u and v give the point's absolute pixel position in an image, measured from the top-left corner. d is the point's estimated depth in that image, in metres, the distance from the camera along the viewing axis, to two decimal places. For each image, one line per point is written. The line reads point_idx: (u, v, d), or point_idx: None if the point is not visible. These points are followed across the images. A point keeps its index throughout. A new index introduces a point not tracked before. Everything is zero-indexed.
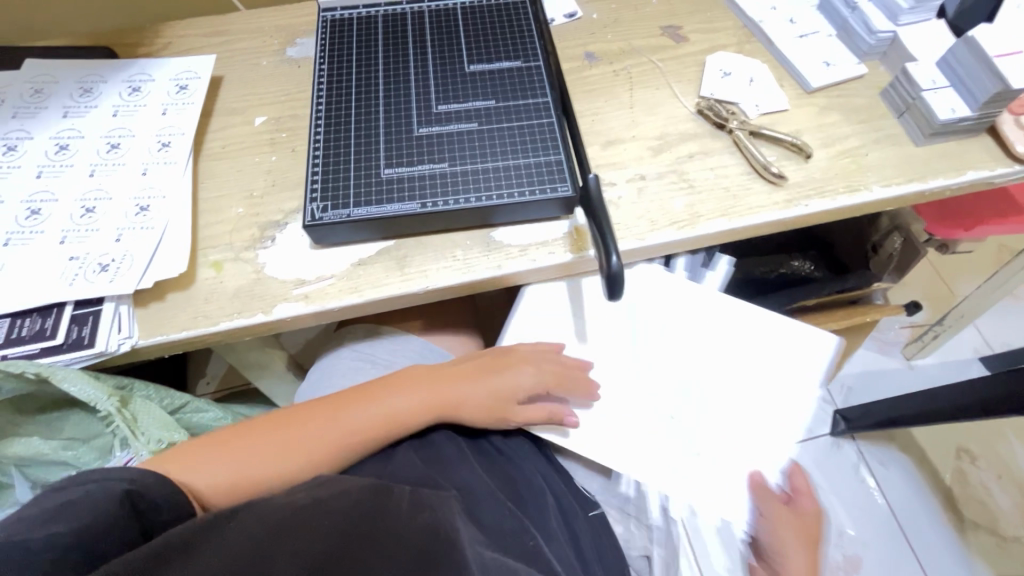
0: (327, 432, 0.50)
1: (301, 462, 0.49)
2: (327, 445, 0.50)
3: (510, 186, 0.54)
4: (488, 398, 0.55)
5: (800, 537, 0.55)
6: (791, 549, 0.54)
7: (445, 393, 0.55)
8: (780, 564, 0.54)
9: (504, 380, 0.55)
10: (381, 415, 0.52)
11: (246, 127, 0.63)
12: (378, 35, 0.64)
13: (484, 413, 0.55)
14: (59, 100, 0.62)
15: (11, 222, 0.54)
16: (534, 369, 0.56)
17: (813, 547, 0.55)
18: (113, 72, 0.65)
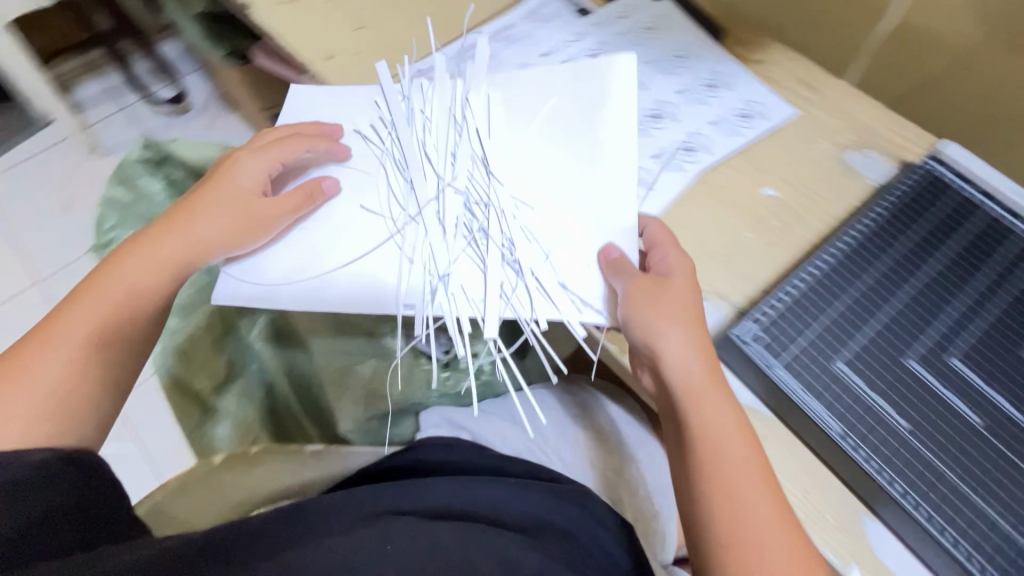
0: (58, 337, 0.47)
1: (72, 360, 0.46)
2: (130, 300, 0.49)
3: (947, 519, 0.40)
4: (226, 205, 0.53)
5: (671, 304, 0.46)
6: (714, 404, 0.43)
7: (200, 219, 0.52)
8: (675, 381, 0.44)
9: (225, 183, 0.54)
10: (117, 287, 0.49)
11: (749, 188, 0.58)
12: (960, 232, 0.52)
13: (246, 218, 0.52)
14: (655, 47, 0.65)
15: None
16: (247, 158, 0.55)
17: (683, 290, 0.47)
18: (710, 58, 0.65)
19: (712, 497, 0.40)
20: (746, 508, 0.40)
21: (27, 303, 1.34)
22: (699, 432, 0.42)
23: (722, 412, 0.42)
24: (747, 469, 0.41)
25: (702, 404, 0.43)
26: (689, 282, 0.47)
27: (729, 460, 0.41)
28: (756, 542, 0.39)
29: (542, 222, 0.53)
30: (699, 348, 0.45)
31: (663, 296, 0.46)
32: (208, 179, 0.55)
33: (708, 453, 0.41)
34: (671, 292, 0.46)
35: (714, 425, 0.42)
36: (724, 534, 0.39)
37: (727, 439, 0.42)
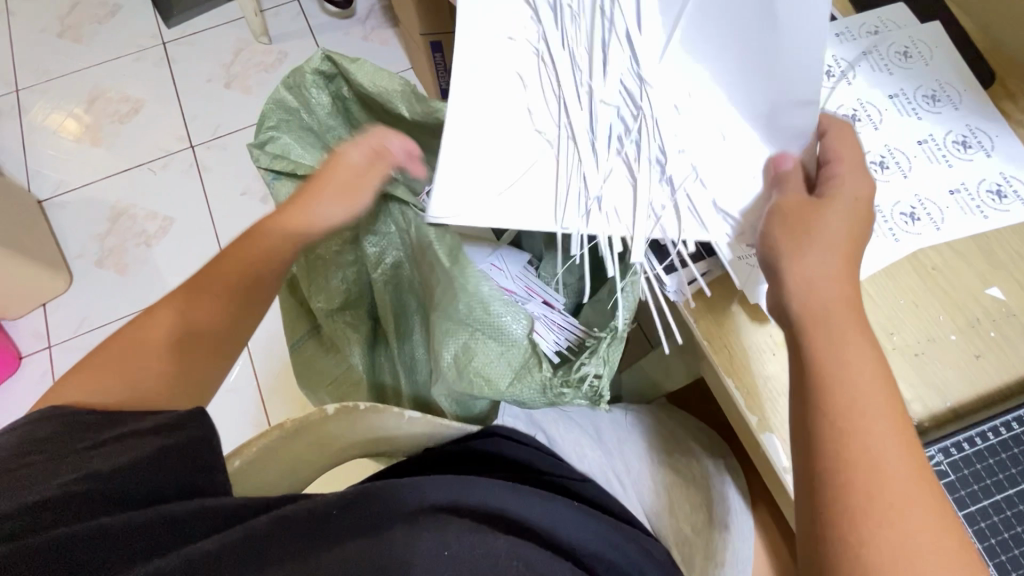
0: (188, 300, 0.48)
1: (192, 326, 0.47)
2: (233, 286, 0.49)
3: None
4: (334, 199, 0.52)
5: (834, 238, 0.39)
6: (856, 347, 0.37)
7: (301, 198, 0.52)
8: (817, 321, 0.38)
9: (335, 176, 0.52)
10: (231, 270, 0.49)
11: (972, 280, 0.47)
12: None
13: (343, 186, 0.52)
14: (904, 80, 0.53)
15: None
16: (359, 146, 0.53)
17: (837, 218, 0.40)
18: (972, 108, 0.52)
19: (849, 453, 0.34)
20: (888, 467, 0.34)
21: (181, 163, 1.47)
22: (842, 385, 0.36)
23: (867, 350, 0.37)
24: (888, 428, 0.35)
25: (841, 342, 0.37)
26: (858, 196, 0.41)
27: (869, 414, 0.35)
28: (899, 520, 0.33)
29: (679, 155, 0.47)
30: (846, 291, 0.38)
31: (818, 213, 0.40)
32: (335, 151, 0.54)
33: (837, 396, 0.36)
34: (827, 207, 0.40)
35: (863, 368, 0.36)
36: (847, 485, 0.34)
37: (874, 398, 0.35)
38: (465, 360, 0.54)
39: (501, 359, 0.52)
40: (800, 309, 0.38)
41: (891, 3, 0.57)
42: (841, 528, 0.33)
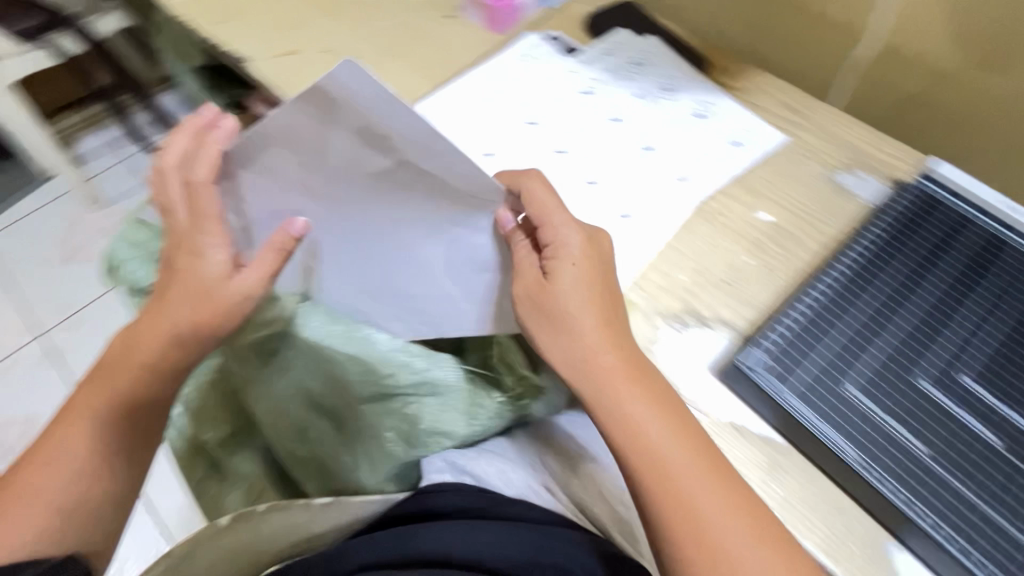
0: (78, 408, 0.47)
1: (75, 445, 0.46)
2: (116, 401, 0.47)
3: (977, 548, 0.39)
4: (225, 316, 0.48)
5: (583, 315, 0.43)
6: (649, 432, 0.40)
7: (176, 298, 0.47)
8: (607, 414, 0.41)
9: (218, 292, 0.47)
10: (127, 363, 0.47)
11: (744, 212, 0.57)
12: (960, 243, 0.52)
13: (199, 296, 0.47)
14: (640, 83, 0.66)
15: (539, 147, 0.61)
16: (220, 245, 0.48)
17: (596, 312, 0.43)
18: (694, 89, 0.66)
19: (687, 519, 0.38)
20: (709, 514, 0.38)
21: (30, 359, 1.33)
22: (665, 476, 0.39)
23: (661, 435, 0.40)
24: (693, 469, 0.39)
25: (636, 425, 0.40)
26: (593, 271, 0.45)
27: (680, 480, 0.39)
28: (710, 529, 0.37)
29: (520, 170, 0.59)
30: (625, 382, 0.42)
31: (569, 317, 0.43)
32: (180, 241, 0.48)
33: (657, 475, 0.39)
34: (573, 292, 0.44)
35: (663, 445, 0.40)
36: (665, 503, 0.38)
37: (682, 466, 0.39)
38: (410, 427, 0.57)
39: (446, 413, 0.56)
40: (586, 394, 0.42)
41: (615, 30, 0.71)
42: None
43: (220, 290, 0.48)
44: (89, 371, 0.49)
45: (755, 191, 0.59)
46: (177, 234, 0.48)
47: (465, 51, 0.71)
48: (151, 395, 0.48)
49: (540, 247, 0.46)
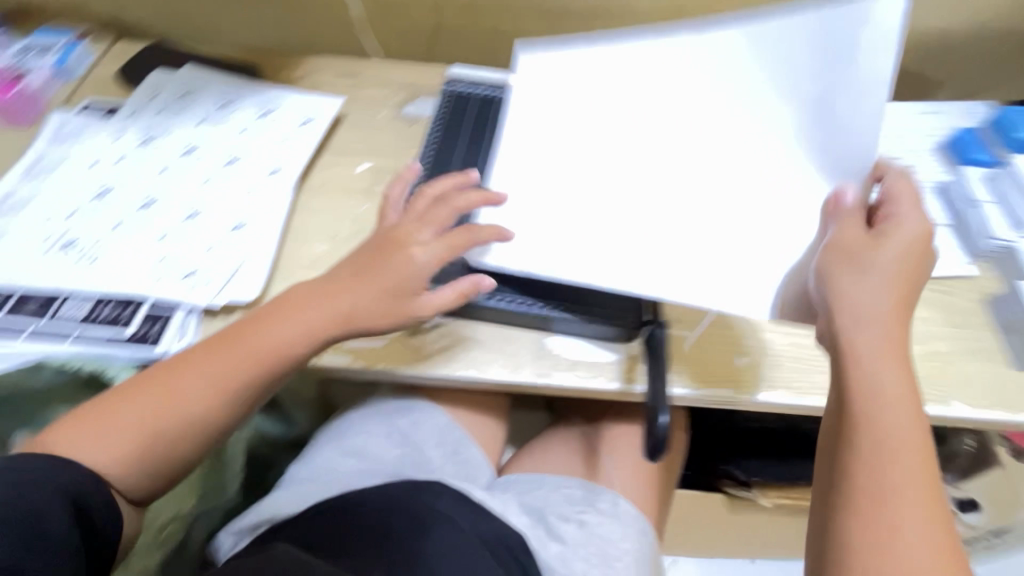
0: (150, 390, 0.48)
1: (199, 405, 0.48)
2: (216, 384, 0.49)
3: (580, 303, 0.54)
4: (383, 298, 0.50)
5: (872, 341, 0.41)
6: (870, 389, 0.40)
7: (283, 322, 0.50)
8: (853, 378, 0.40)
9: (376, 276, 0.51)
10: (267, 346, 0.50)
11: (347, 172, 0.67)
12: (492, 113, 0.68)
13: (293, 306, 0.51)
14: (199, 108, 0.67)
15: (124, 209, 0.58)
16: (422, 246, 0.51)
17: (900, 325, 0.42)
18: (251, 93, 0.69)
19: (921, 484, 0.37)
20: (903, 519, 0.36)
21: None
22: (879, 405, 0.39)
23: (892, 379, 0.40)
24: (910, 438, 0.38)
25: (870, 410, 0.39)
26: (903, 272, 0.43)
27: (907, 467, 0.37)
28: (900, 527, 0.36)
29: (117, 238, 0.56)
30: (883, 361, 0.40)
31: (873, 262, 0.42)
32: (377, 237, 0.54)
33: (873, 454, 0.38)
34: (879, 287, 0.42)
35: (903, 422, 0.39)
36: (879, 472, 0.37)
37: (913, 456, 0.38)
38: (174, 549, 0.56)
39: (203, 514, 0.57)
40: (848, 364, 0.41)
41: (152, 73, 0.70)
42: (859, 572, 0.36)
43: (414, 299, 0.50)
44: (173, 354, 0.50)
45: (347, 153, 0.69)
46: (384, 227, 0.54)
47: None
48: (264, 351, 0.49)
49: (875, 221, 0.45)
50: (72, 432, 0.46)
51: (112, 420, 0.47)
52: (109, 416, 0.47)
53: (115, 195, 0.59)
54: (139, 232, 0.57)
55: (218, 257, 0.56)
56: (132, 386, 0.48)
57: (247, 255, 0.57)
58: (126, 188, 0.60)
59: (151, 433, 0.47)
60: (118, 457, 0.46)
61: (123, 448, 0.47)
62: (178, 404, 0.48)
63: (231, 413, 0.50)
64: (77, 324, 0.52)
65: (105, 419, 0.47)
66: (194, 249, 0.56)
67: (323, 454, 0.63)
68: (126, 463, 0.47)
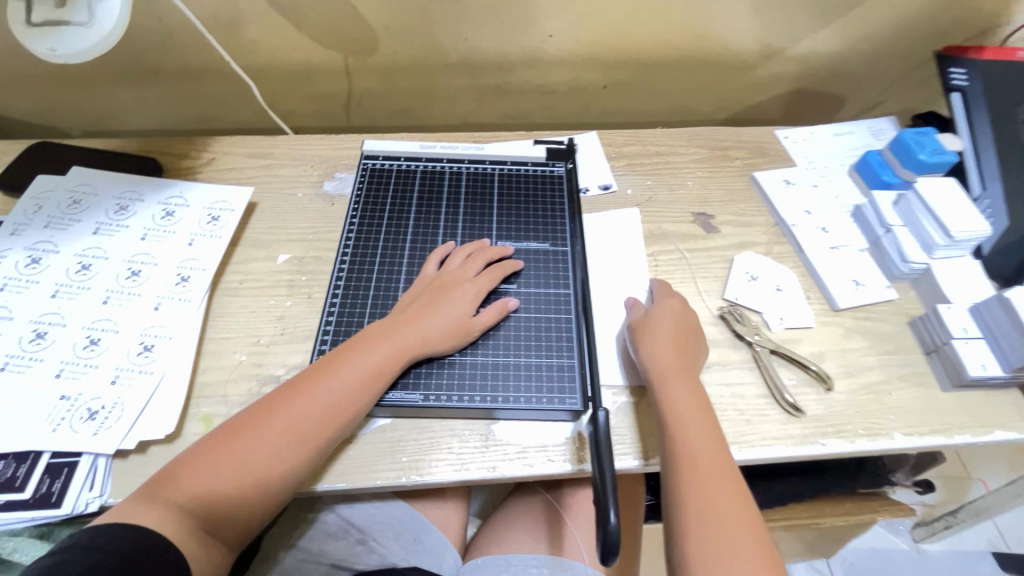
0: (288, 418, 0.47)
1: (272, 457, 0.45)
2: (306, 437, 0.46)
3: (518, 387, 0.53)
4: (448, 320, 0.53)
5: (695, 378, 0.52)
6: (684, 414, 0.49)
7: (368, 348, 0.50)
8: (670, 404, 0.50)
9: (448, 300, 0.54)
10: (359, 373, 0.49)
11: (267, 263, 0.63)
12: (414, 185, 0.65)
13: (376, 334, 0.52)
14: (93, 215, 0.62)
15: (13, 345, 0.53)
16: (474, 283, 0.55)
17: (686, 372, 0.52)
18: (152, 190, 0.65)
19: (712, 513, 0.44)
20: (721, 503, 0.44)
21: None
22: (678, 424, 0.49)
23: (688, 401, 0.50)
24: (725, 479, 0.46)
25: (683, 424, 0.49)
26: (687, 329, 0.56)
27: (705, 482, 0.45)
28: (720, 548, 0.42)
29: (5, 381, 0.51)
30: (675, 382, 0.51)
31: (657, 331, 0.54)
32: (415, 293, 0.55)
33: (689, 457, 0.47)
34: (663, 338, 0.54)
35: (698, 445, 0.47)
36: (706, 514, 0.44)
37: (711, 461, 0.47)
38: None
39: None
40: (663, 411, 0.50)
41: (35, 180, 0.64)
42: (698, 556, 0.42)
43: (471, 320, 0.53)
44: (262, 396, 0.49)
45: (265, 242, 0.64)
46: (427, 282, 0.56)
47: None
48: (351, 405, 0.48)
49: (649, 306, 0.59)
50: (148, 504, 0.42)
51: (199, 481, 0.43)
52: (220, 451, 0.45)
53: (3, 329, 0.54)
54: (32, 370, 0.52)
55: (125, 387, 0.52)
56: (218, 439, 0.46)
57: (158, 380, 0.52)
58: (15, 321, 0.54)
59: (298, 450, 0.46)
60: (224, 503, 0.44)
61: (209, 501, 0.43)
62: (256, 460, 0.45)
63: (319, 455, 0.47)
64: None
65: (211, 458, 0.45)
66: (97, 382, 0.52)
67: (274, 560, 0.58)
68: (210, 522, 0.43)
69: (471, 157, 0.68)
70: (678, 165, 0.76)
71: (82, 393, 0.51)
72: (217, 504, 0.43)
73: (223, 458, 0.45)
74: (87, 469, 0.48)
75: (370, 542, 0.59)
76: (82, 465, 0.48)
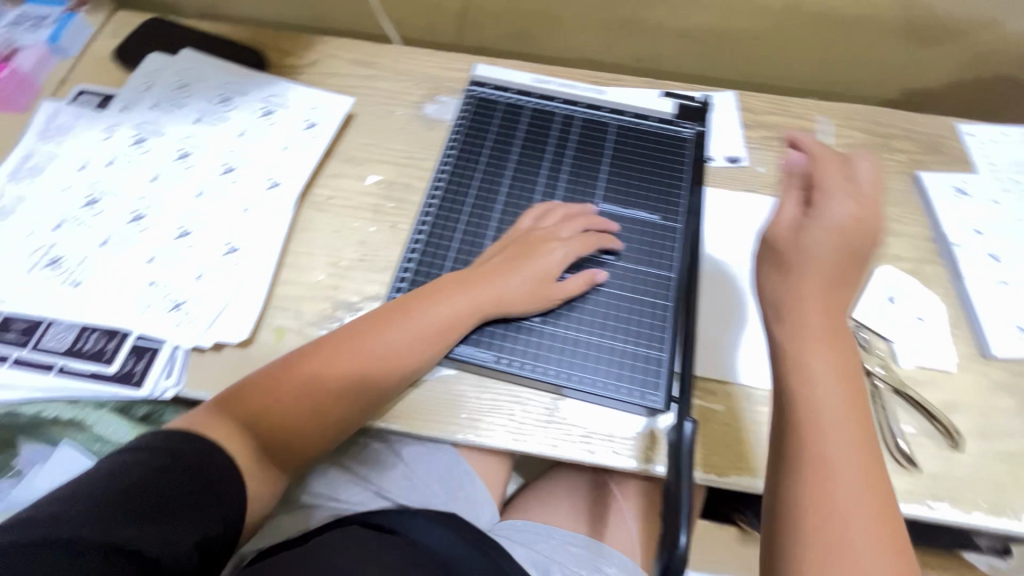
0: (351, 360, 0.46)
1: (335, 395, 0.45)
2: (368, 380, 0.46)
3: (596, 370, 0.49)
4: (530, 282, 0.49)
5: (813, 316, 0.39)
6: (814, 386, 0.38)
7: (436, 303, 0.48)
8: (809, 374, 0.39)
9: (535, 262, 0.49)
10: (430, 324, 0.47)
11: (356, 182, 0.60)
12: (520, 124, 0.58)
13: (449, 290, 0.48)
14: (196, 102, 0.61)
15: (115, 222, 0.55)
16: (563, 245, 0.50)
17: (829, 327, 0.39)
18: (254, 85, 0.63)
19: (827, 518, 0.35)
20: (845, 496, 0.35)
21: None
22: (806, 407, 0.38)
23: (829, 373, 0.38)
24: (865, 484, 0.36)
25: (814, 417, 0.37)
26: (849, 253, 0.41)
27: (836, 479, 0.36)
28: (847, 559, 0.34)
29: (106, 257, 0.53)
30: (820, 361, 0.38)
31: (801, 253, 0.41)
32: (496, 249, 0.51)
33: (810, 444, 0.37)
34: (815, 271, 0.40)
35: (834, 432, 0.37)
36: (823, 513, 0.35)
37: (844, 456, 0.36)
38: None
39: None
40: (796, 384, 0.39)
41: (148, 57, 0.63)
42: (810, 556, 0.34)
43: (557, 285, 0.49)
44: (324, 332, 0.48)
45: (357, 159, 0.61)
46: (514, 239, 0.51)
47: None
48: (420, 356, 0.47)
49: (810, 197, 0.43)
50: (214, 422, 0.43)
51: (262, 409, 0.44)
52: (281, 383, 0.45)
53: (107, 206, 0.55)
54: (129, 251, 0.53)
55: (208, 285, 0.52)
56: (278, 370, 0.46)
57: (238, 284, 0.52)
58: (117, 200, 0.56)
59: (356, 393, 0.45)
60: (291, 432, 0.45)
61: (270, 431, 0.44)
62: (318, 397, 0.45)
63: (381, 401, 0.47)
64: (60, 355, 0.49)
65: (274, 390, 0.45)
66: (183, 275, 0.52)
67: (324, 475, 0.61)
68: (268, 447, 0.44)
69: (589, 101, 0.60)
70: (824, 149, 0.65)
71: (170, 283, 0.52)
72: (277, 431, 0.44)
73: (281, 391, 0.45)
74: (167, 357, 0.49)
75: (414, 478, 0.60)
76: (162, 352, 0.49)
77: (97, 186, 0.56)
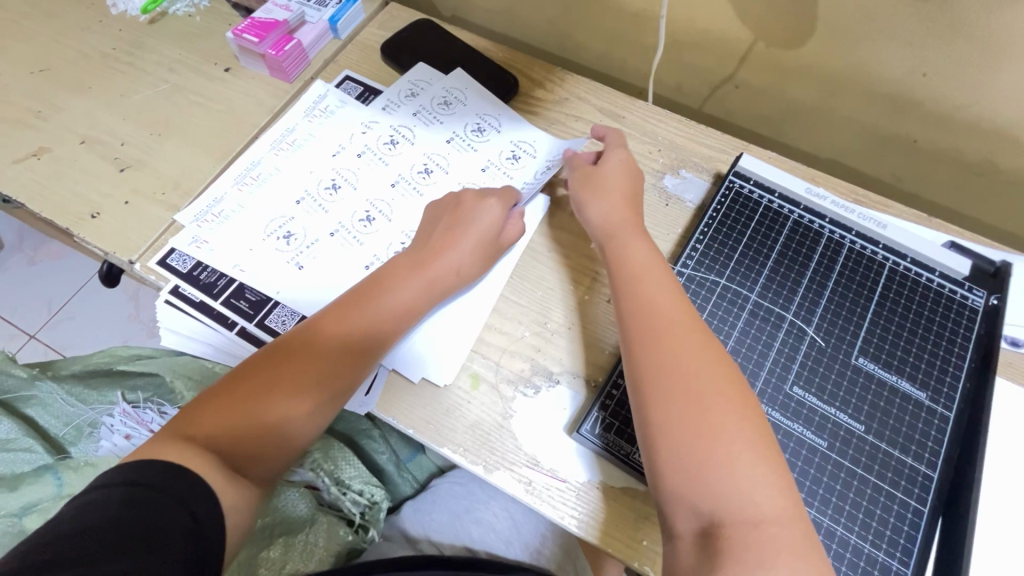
0: (325, 346, 0.45)
1: (320, 392, 0.44)
2: (334, 356, 0.45)
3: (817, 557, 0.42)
4: (475, 245, 0.52)
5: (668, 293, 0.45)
6: (659, 296, 0.44)
7: (396, 284, 0.49)
8: (615, 249, 0.49)
9: (466, 215, 0.53)
10: (398, 305, 0.48)
11: (579, 240, 0.57)
12: (780, 235, 0.53)
13: (408, 268, 0.50)
14: (449, 120, 0.61)
15: (350, 218, 0.56)
16: (494, 199, 0.53)
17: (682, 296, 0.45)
18: (506, 117, 0.62)
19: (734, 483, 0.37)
20: (732, 446, 0.38)
21: None
22: (683, 370, 0.41)
23: (661, 303, 0.44)
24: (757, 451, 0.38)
25: (683, 376, 0.40)
26: (629, 180, 0.53)
27: (733, 443, 0.38)
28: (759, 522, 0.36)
29: (337, 251, 0.54)
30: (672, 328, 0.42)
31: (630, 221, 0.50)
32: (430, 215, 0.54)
33: (649, 331, 0.43)
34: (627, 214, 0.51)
35: (718, 394, 0.40)
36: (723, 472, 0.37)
37: (677, 322, 0.43)
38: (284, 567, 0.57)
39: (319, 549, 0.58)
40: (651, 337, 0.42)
41: (416, 65, 0.65)
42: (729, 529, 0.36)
43: (500, 241, 0.53)
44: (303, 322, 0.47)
45: None
46: (443, 207, 0.54)
47: (252, 112, 0.65)
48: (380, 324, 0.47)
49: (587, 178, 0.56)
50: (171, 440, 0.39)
51: (237, 413, 0.42)
52: (260, 379, 0.43)
53: (346, 200, 0.57)
54: (358, 253, 0.54)
55: None
56: (255, 367, 0.44)
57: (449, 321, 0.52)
58: (357, 197, 0.57)
59: (326, 377, 0.45)
60: (273, 431, 0.43)
61: (240, 431, 0.41)
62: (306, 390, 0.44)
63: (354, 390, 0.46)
64: None
65: (255, 385, 0.43)
66: None
67: (425, 510, 0.67)
68: (235, 454, 0.41)
69: (864, 231, 0.53)
70: None
71: None
72: (255, 424, 0.42)
73: (262, 389, 0.43)
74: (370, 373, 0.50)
75: (518, 535, 0.64)
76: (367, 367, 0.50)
77: (341, 178, 0.58)
